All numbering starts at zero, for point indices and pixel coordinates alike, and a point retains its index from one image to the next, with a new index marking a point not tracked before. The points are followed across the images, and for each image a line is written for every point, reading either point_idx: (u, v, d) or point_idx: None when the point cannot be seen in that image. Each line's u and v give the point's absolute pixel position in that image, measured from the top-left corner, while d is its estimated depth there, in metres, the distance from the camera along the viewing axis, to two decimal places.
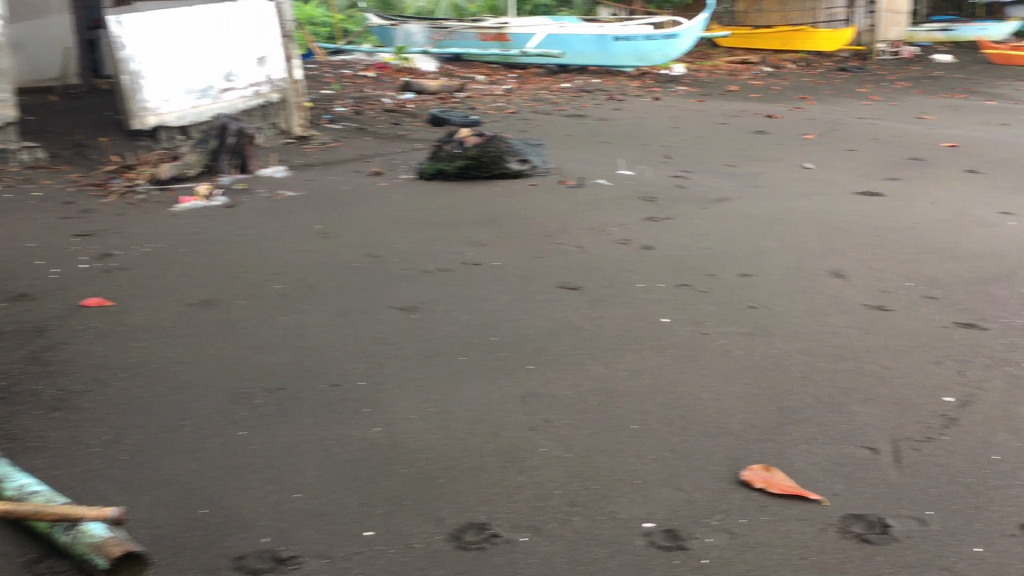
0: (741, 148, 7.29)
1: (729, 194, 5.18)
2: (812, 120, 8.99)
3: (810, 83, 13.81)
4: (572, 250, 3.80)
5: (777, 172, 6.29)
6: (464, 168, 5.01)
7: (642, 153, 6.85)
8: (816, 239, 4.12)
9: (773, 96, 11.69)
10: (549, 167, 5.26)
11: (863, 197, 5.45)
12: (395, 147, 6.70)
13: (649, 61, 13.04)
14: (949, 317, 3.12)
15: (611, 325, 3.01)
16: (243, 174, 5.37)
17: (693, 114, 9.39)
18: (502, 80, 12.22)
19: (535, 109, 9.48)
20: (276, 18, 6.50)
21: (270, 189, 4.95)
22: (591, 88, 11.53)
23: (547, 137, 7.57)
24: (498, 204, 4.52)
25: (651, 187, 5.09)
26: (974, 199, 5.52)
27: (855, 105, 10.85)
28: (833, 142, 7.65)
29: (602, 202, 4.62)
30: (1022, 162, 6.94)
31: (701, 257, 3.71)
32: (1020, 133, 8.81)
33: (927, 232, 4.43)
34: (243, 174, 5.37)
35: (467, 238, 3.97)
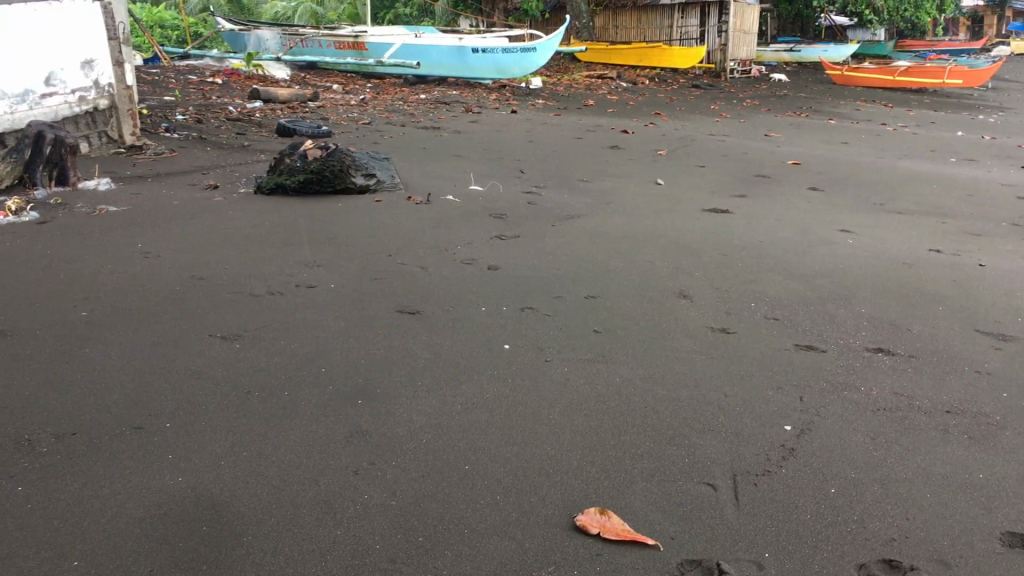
0: (595, 164, 7.30)
1: (580, 210, 5.12)
2: (665, 136, 9.12)
3: (665, 99, 14.12)
4: (414, 271, 3.62)
5: (629, 188, 6.30)
6: (306, 183, 4.75)
7: (496, 167, 6.76)
8: (663, 258, 4.08)
9: (629, 111, 11.86)
10: (397, 181, 5.04)
11: (710, 214, 5.51)
12: (238, 159, 6.37)
13: (508, 73, 12.86)
14: (789, 339, 3.10)
15: (449, 354, 2.84)
16: (62, 187, 4.95)
17: (549, 129, 9.39)
18: (358, 90, 11.94)
19: (390, 121, 9.27)
20: (103, 19, 6.07)
21: (91, 203, 4.58)
22: (449, 100, 11.41)
23: (400, 149, 7.38)
24: (340, 221, 4.30)
25: (501, 203, 4.97)
26: (815, 217, 5.66)
27: (706, 122, 11.12)
28: (683, 159, 7.76)
29: (450, 219, 4.46)
30: (859, 181, 7.20)
31: (547, 278, 3.60)
32: (857, 152, 9.20)
33: (771, 251, 4.48)
34: (62, 187, 4.95)
35: (303, 258, 3.73)
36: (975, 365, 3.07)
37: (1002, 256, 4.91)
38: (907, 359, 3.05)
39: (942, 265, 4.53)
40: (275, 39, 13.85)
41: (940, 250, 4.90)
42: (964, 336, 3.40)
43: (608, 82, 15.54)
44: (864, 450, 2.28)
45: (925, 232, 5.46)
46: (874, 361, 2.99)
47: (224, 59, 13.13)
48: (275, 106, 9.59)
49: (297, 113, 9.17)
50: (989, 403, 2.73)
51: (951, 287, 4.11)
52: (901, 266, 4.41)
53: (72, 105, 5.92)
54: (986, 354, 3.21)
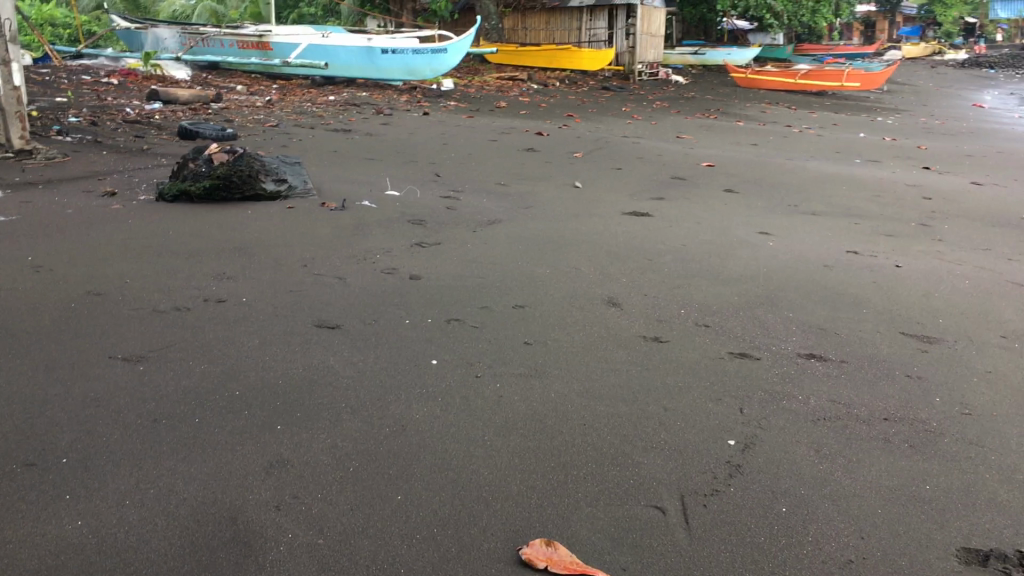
0: (511, 166, 7.20)
1: (499, 215, 5.00)
2: (579, 138, 9.09)
3: (576, 101, 14.14)
4: (331, 282, 3.44)
5: (547, 192, 6.21)
6: (212, 189, 4.50)
7: (411, 171, 6.59)
8: (588, 264, 3.99)
9: (540, 113, 11.81)
10: (309, 187, 4.82)
11: (630, 217, 5.46)
12: (137, 164, 6.05)
13: (418, 75, 12.79)
14: (723, 347, 3.03)
15: (373, 371, 2.68)
16: None
17: (463, 131, 9.26)
18: (264, 91, 11.57)
19: (298, 123, 9.00)
20: None
21: None
22: (358, 101, 11.17)
23: (310, 153, 7.14)
24: (251, 230, 4.08)
25: (419, 209, 4.81)
26: (733, 219, 5.67)
27: (618, 124, 11.15)
28: (599, 161, 7.73)
29: (367, 226, 4.28)
30: (772, 182, 7.28)
31: (471, 287, 3.46)
32: (766, 153, 9.34)
33: (695, 254, 4.43)
34: None
35: (212, 270, 3.51)
36: (905, 369, 3.05)
37: (915, 256, 4.99)
38: (840, 365, 3.02)
39: (860, 266, 4.56)
40: (174, 38, 13.35)
41: (856, 251, 4.95)
42: (891, 338, 3.40)
43: (519, 84, 15.49)
44: (811, 463, 2.21)
45: (840, 234, 5.52)
46: (808, 367, 2.95)
47: (120, 58, 12.58)
48: (176, 108, 9.20)
49: (200, 115, 8.81)
50: (925, 407, 2.71)
51: (872, 288, 4.13)
52: (822, 268, 4.42)
53: None
54: (914, 356, 3.21)
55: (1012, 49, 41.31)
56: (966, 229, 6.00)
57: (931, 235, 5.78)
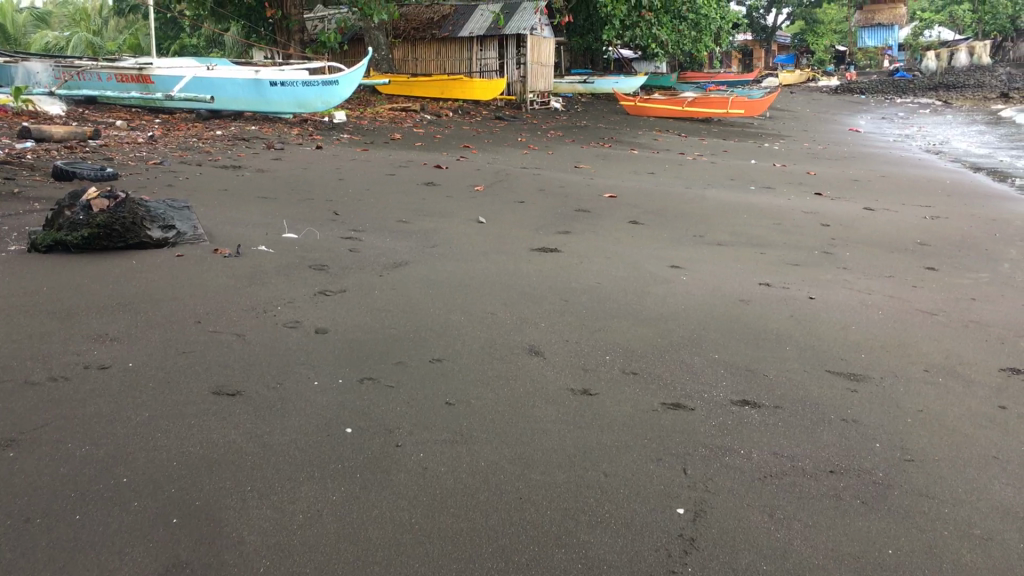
0: (412, 202, 6.98)
1: (405, 256, 4.76)
2: (478, 170, 8.93)
3: (471, 131, 14.02)
4: (229, 340, 3.14)
5: (451, 228, 6.01)
6: (92, 238, 4.12)
7: (308, 209, 6.29)
8: (504, 308, 3.80)
9: (436, 145, 11.62)
10: (199, 232, 4.50)
11: (539, 254, 5.31)
12: (7, 211, 5.58)
13: (309, 107, 12.54)
14: (655, 398, 2.88)
15: (281, 444, 2.40)
16: None
17: (359, 165, 9.00)
18: (145, 126, 11.05)
19: (183, 160, 8.57)
20: None
21: None
22: (247, 135, 10.77)
23: (198, 192, 6.77)
24: (136, 283, 3.73)
25: (320, 252, 4.53)
26: (643, 253, 5.59)
27: (516, 154, 11.06)
28: (502, 194, 7.58)
29: (265, 274, 3.99)
30: (675, 212, 7.27)
31: (383, 340, 3.22)
32: (664, 182, 9.38)
33: (611, 293, 4.30)
34: None
35: (93, 332, 3.16)
36: (839, 412, 2.96)
37: (825, 287, 4.98)
38: (775, 411, 2.89)
39: (776, 299, 4.50)
40: (47, 72, 12.58)
41: (768, 283, 4.92)
42: (819, 378, 3.31)
43: (412, 115, 15.29)
44: (766, 532, 2.06)
45: (749, 265, 5.49)
46: (744, 416, 2.81)
47: None
48: (49, 146, 8.64)
49: (76, 153, 8.29)
50: (868, 455, 2.60)
51: (791, 323, 4.06)
52: (738, 304, 4.34)
53: None
54: (846, 398, 3.12)
55: (880, 75, 43.38)
56: (868, 256, 6.07)
57: (836, 263, 5.82)
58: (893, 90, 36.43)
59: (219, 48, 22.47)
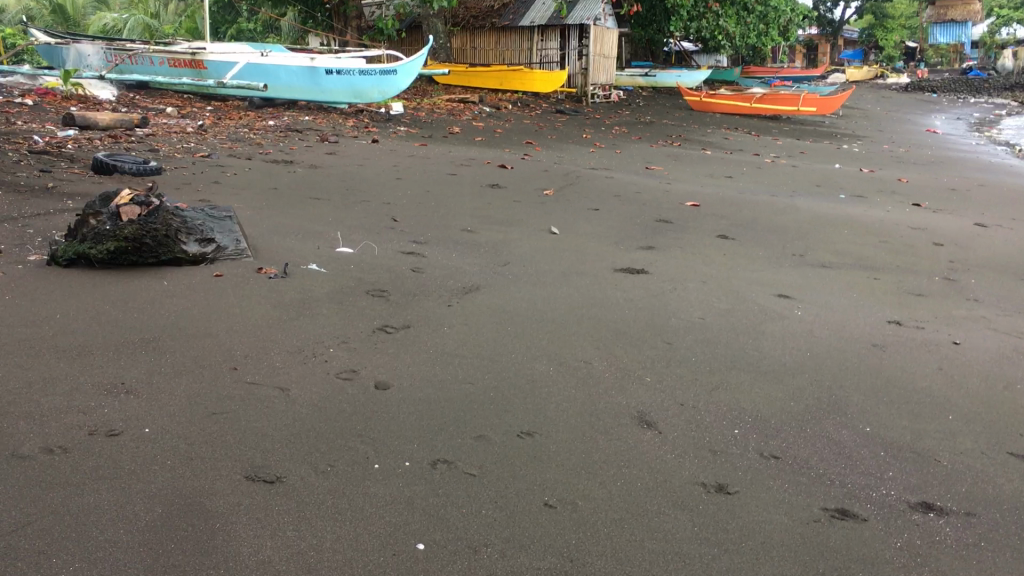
0: (477, 208, 6.38)
1: (476, 278, 4.15)
2: (546, 170, 8.30)
3: (533, 126, 13.37)
4: (268, 398, 2.54)
5: (522, 242, 5.39)
6: (118, 252, 3.56)
7: (364, 215, 5.72)
8: (599, 355, 3.16)
9: (498, 141, 11.00)
10: (242, 246, 3.91)
11: (625, 277, 4.65)
12: (37, 208, 5.08)
13: (366, 97, 11.95)
14: (814, 500, 2.23)
15: (332, 569, 1.79)
16: None
17: (418, 162, 8.43)
18: (196, 114, 10.59)
19: (233, 153, 8.05)
20: None
21: None
22: (301, 126, 10.26)
23: (246, 192, 6.25)
24: (167, 312, 3.17)
25: (379, 273, 3.94)
26: (743, 277, 4.91)
27: (583, 152, 10.42)
28: (574, 200, 6.95)
29: (317, 303, 3.40)
30: (767, 225, 6.57)
31: (458, 401, 2.61)
32: (745, 187, 8.67)
33: (720, 333, 3.65)
34: None
35: (110, 381, 2.59)
36: None
37: (963, 326, 4.26)
38: (969, 521, 2.22)
39: (912, 345, 3.80)
40: (98, 55, 12.18)
41: (897, 321, 4.21)
42: (1003, 466, 2.62)
43: (471, 107, 14.71)
44: None
45: (865, 295, 4.78)
46: (932, 532, 2.15)
47: (37, 76, 11.44)
48: (93, 135, 8.19)
49: (120, 143, 7.83)
50: None
51: (941, 379, 3.37)
52: (871, 350, 3.65)
53: None
54: None
55: (951, 75, 41.77)
56: (995, 286, 5.32)
57: (962, 293, 5.08)
58: (966, 89, 34.90)
59: (275, 33, 22.06)
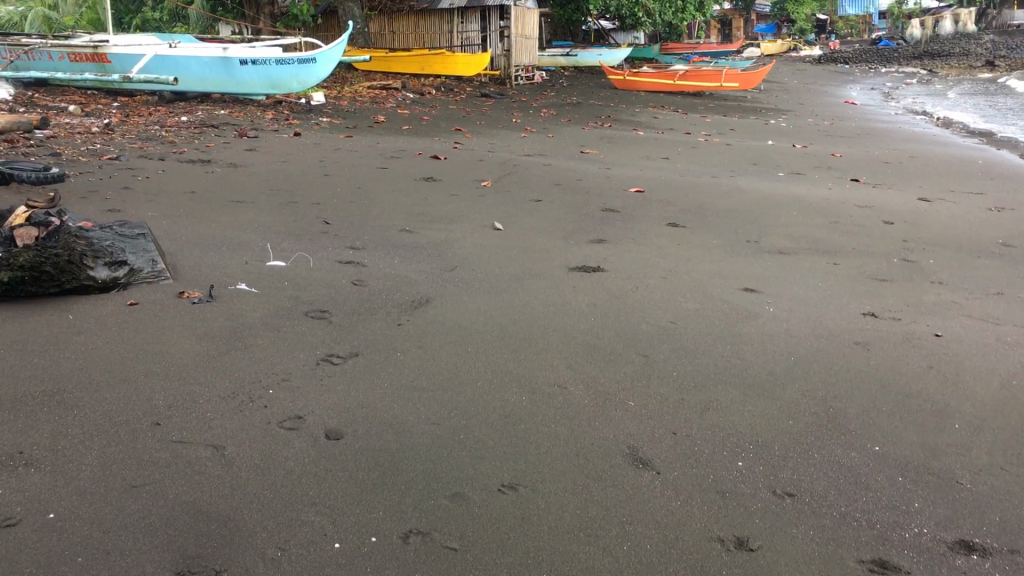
0: (413, 205, 6.01)
1: (424, 289, 3.78)
2: (480, 158, 7.94)
3: (459, 111, 12.98)
4: (200, 461, 2.15)
5: (465, 242, 5.03)
6: (14, 284, 3.09)
7: (293, 219, 5.31)
8: (573, 377, 2.83)
9: (425, 129, 10.60)
10: (159, 267, 3.46)
11: (581, 276, 4.33)
12: None
13: (284, 87, 11.40)
14: (845, 552, 1.94)
15: None
16: None
17: (345, 155, 7.99)
18: (102, 112, 9.92)
19: (144, 154, 7.48)
20: None
21: None
22: (216, 121, 9.70)
23: (160, 198, 5.76)
24: (73, 353, 2.73)
25: (317, 289, 3.55)
26: (702, 269, 4.64)
27: (515, 138, 10.08)
28: (514, 190, 6.62)
29: (250, 332, 3.00)
30: (714, 210, 6.34)
31: (425, 449, 2.26)
32: (684, 168, 8.44)
33: (697, 338, 3.35)
34: None
35: (7, 451, 2.17)
36: None
37: (939, 314, 4.05)
38: (1018, 561, 1.96)
39: (895, 339, 3.56)
40: None
41: (872, 313, 3.97)
42: None
43: (394, 94, 14.23)
44: None
45: (830, 283, 4.55)
46: None
47: None
48: None
49: (18, 147, 7.22)
50: None
51: (936, 379, 3.13)
52: (855, 348, 3.40)
53: None
54: None
55: (862, 46, 42.52)
56: (956, 265, 5.15)
57: (925, 274, 4.89)
58: (878, 60, 35.51)
59: (183, 22, 21.16)
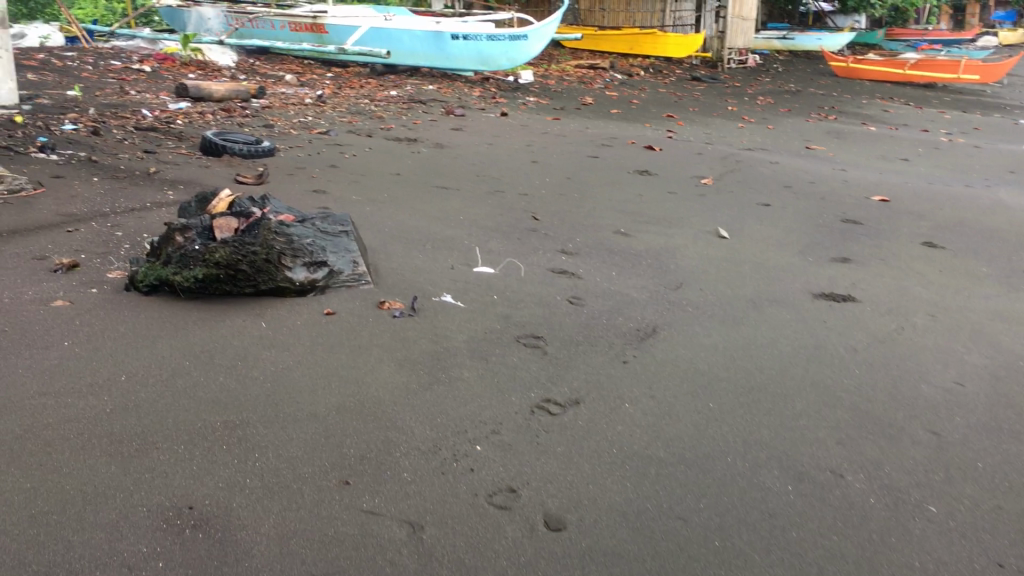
0: (628, 204, 5.50)
1: (650, 313, 3.27)
2: (698, 151, 7.31)
3: (671, 96, 12.30)
4: (393, 546, 1.75)
5: (688, 252, 4.48)
6: (209, 281, 2.82)
7: (500, 212, 4.92)
8: (849, 460, 2.25)
9: (636, 114, 10.03)
10: (360, 271, 3.09)
11: (831, 305, 3.69)
12: (136, 201, 4.46)
13: (493, 64, 11.05)
14: None
15: None
16: None
17: (553, 140, 7.57)
18: (315, 82, 9.98)
19: (352, 129, 7.32)
20: None
21: None
22: (424, 96, 9.53)
23: (365, 178, 5.53)
24: (262, 372, 2.41)
25: (530, 306, 3.11)
26: (979, 307, 3.87)
27: (732, 129, 9.35)
28: (739, 191, 5.97)
29: (456, 361, 2.59)
30: (976, 228, 5.45)
31: (672, 561, 1.76)
32: (929, 173, 7.48)
33: (999, 412, 2.66)
34: None
35: (177, 506, 1.83)
36: None
37: None
38: None
39: None
40: (218, 19, 11.70)
41: None
42: None
43: (602, 74, 13.71)
44: None
45: None
46: None
47: (156, 41, 11.01)
48: (206, 107, 7.64)
49: (233, 117, 7.24)
50: None
51: None
52: None
53: None
54: None
55: None
56: None
57: None
58: None
59: None
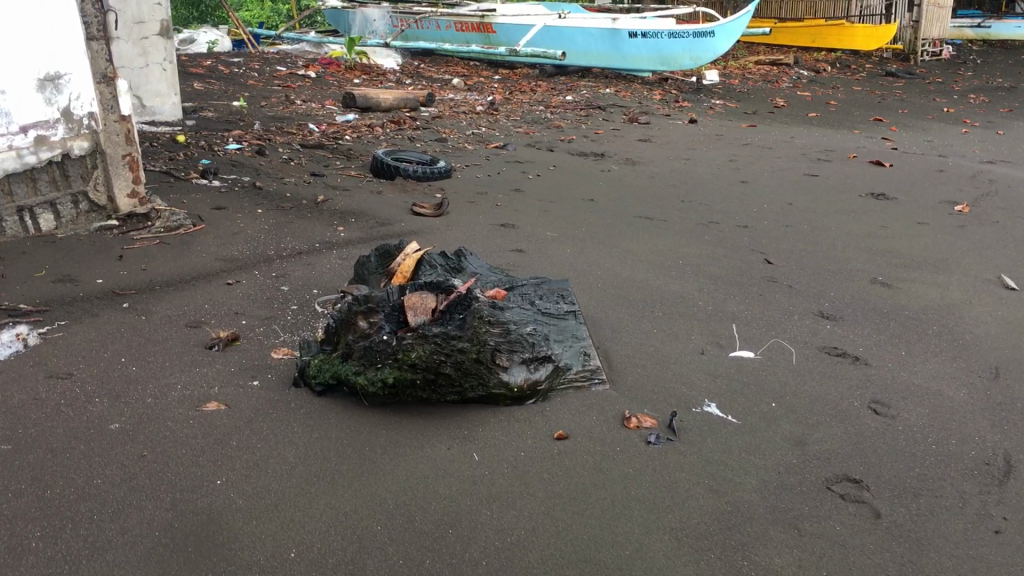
0: (873, 240, 4.52)
1: (993, 432, 2.35)
2: (935, 168, 6.20)
3: (871, 95, 11.00)
4: None
5: (981, 316, 3.48)
6: (401, 386, 2.12)
7: (725, 254, 4.07)
8: None
9: (838, 118, 8.90)
10: (590, 367, 2.34)
11: None
12: (303, 240, 3.86)
13: (674, 64, 9.97)
14: None
15: None
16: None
17: (758, 153, 6.63)
18: (484, 86, 9.35)
19: (531, 142, 6.60)
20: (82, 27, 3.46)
21: None
22: (602, 101, 8.73)
23: (555, 206, 4.79)
24: (487, 551, 1.66)
25: (831, 425, 2.24)
26: None
27: (960, 136, 8.07)
28: (1008, 222, 4.87)
29: (759, 532, 1.77)
30: None
31: None
32: None
33: None
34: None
35: None
36: None
37: None
38: None
39: None
40: (383, 20, 11.34)
41: None
42: None
43: (787, 72, 12.53)
44: None
45: None
46: None
47: (321, 44, 10.65)
48: (375, 119, 7.09)
49: (403, 129, 6.66)
50: None
51: None
52: None
53: (22, 154, 3.41)
54: None
55: None
56: None
57: None
58: None
59: None
